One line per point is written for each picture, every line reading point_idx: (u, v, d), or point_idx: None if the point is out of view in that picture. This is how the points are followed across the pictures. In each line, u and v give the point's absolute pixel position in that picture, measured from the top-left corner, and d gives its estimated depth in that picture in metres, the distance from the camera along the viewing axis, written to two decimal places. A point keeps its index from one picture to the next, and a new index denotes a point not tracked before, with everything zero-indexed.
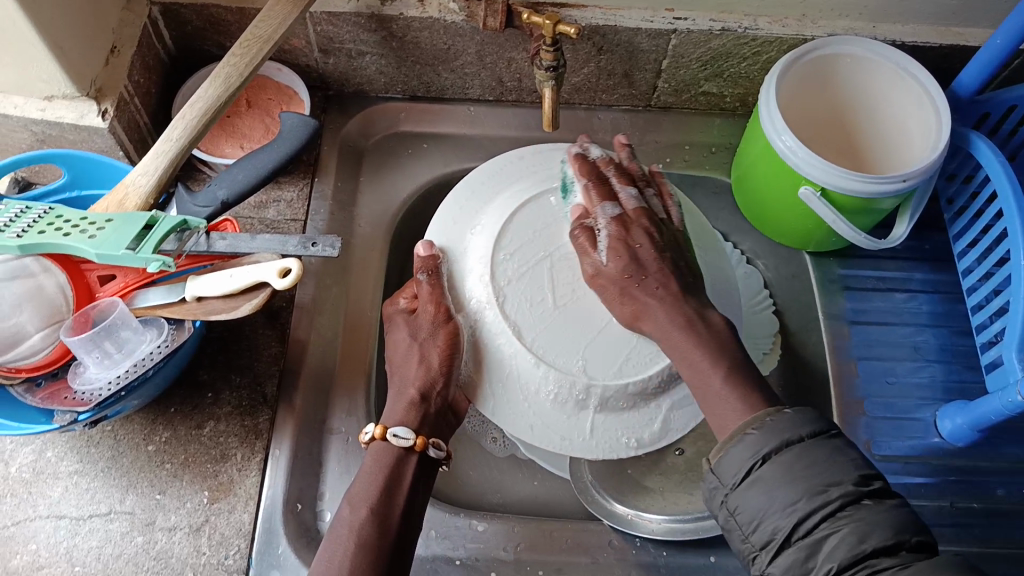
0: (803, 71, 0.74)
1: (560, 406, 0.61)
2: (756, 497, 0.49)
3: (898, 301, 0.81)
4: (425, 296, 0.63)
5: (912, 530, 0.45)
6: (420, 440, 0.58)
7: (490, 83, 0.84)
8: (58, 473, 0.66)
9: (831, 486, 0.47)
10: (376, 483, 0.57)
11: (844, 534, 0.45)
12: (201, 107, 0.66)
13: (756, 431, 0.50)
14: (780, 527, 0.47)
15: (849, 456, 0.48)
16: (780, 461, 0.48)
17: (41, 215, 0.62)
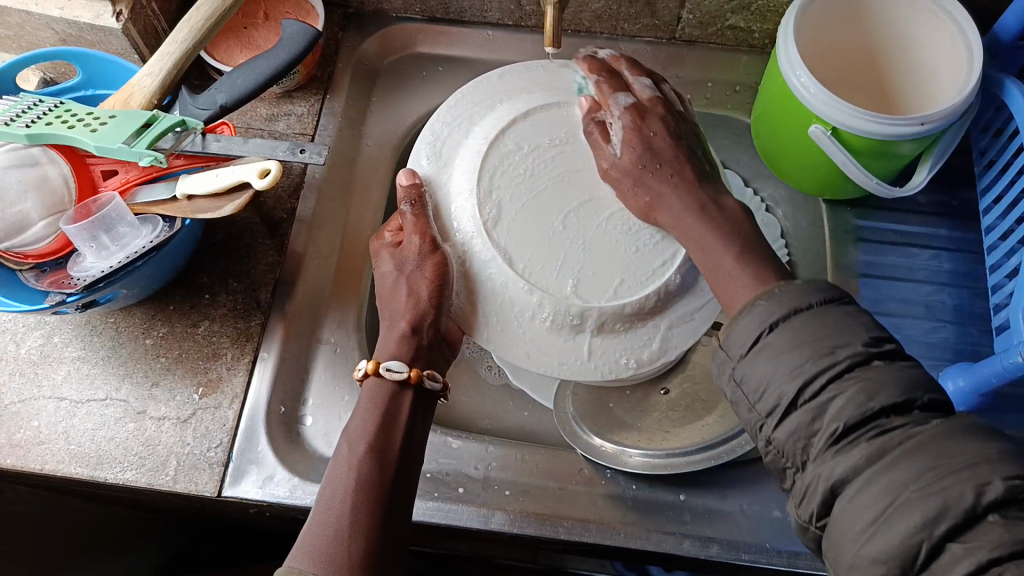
0: (830, 5, 0.70)
1: (556, 332, 0.61)
2: (750, 313, 0.50)
3: (915, 258, 0.77)
4: (410, 226, 0.62)
5: (924, 388, 0.45)
6: (414, 373, 0.58)
7: (509, 7, 0.82)
8: (62, 358, 0.69)
9: (839, 348, 0.46)
10: (373, 417, 0.57)
11: (840, 347, 0.47)
12: (208, 10, 0.67)
13: (767, 300, 0.50)
14: (784, 392, 0.47)
15: (862, 322, 0.48)
16: (789, 328, 0.48)
17: (51, 109, 0.64)
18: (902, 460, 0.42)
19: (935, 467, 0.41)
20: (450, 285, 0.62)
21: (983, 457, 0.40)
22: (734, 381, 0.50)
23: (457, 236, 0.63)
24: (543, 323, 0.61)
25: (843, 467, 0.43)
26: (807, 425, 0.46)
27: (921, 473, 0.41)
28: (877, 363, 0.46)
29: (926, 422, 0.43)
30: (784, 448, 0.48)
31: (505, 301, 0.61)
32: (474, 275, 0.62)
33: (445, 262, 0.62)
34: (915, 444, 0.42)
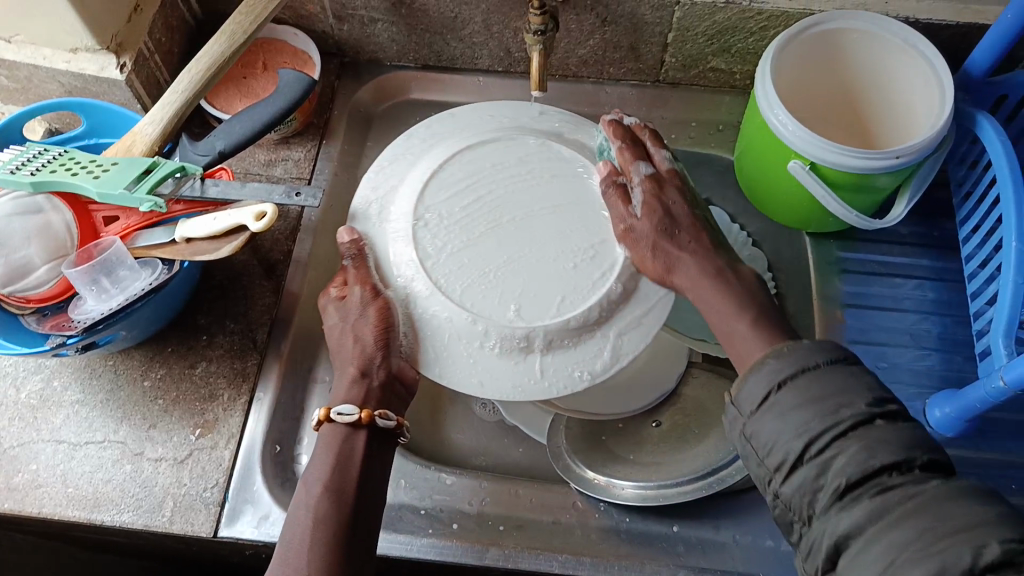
0: (805, 46, 0.73)
1: (503, 355, 0.63)
2: (758, 375, 0.50)
3: (899, 287, 0.78)
4: (353, 277, 0.65)
5: (924, 448, 0.44)
6: (365, 413, 0.60)
7: (499, 54, 0.85)
8: (62, 401, 0.70)
9: (842, 408, 0.46)
10: (329, 458, 0.59)
11: (842, 407, 0.46)
12: (206, 62, 0.69)
13: (777, 359, 0.50)
14: (791, 448, 0.46)
15: (865, 382, 0.47)
16: (797, 388, 0.48)
17: (54, 157, 0.67)
18: (907, 520, 0.41)
19: (927, 536, 0.40)
20: (396, 326, 0.64)
21: (979, 524, 0.40)
22: (744, 438, 0.50)
23: (396, 281, 0.65)
24: (489, 349, 0.63)
25: (847, 522, 0.43)
26: (812, 485, 0.45)
27: (927, 541, 0.40)
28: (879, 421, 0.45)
29: (930, 485, 0.42)
30: (791, 503, 0.47)
31: (448, 332, 0.63)
32: (418, 315, 0.64)
33: (390, 307, 0.64)
34: (914, 508, 0.41)
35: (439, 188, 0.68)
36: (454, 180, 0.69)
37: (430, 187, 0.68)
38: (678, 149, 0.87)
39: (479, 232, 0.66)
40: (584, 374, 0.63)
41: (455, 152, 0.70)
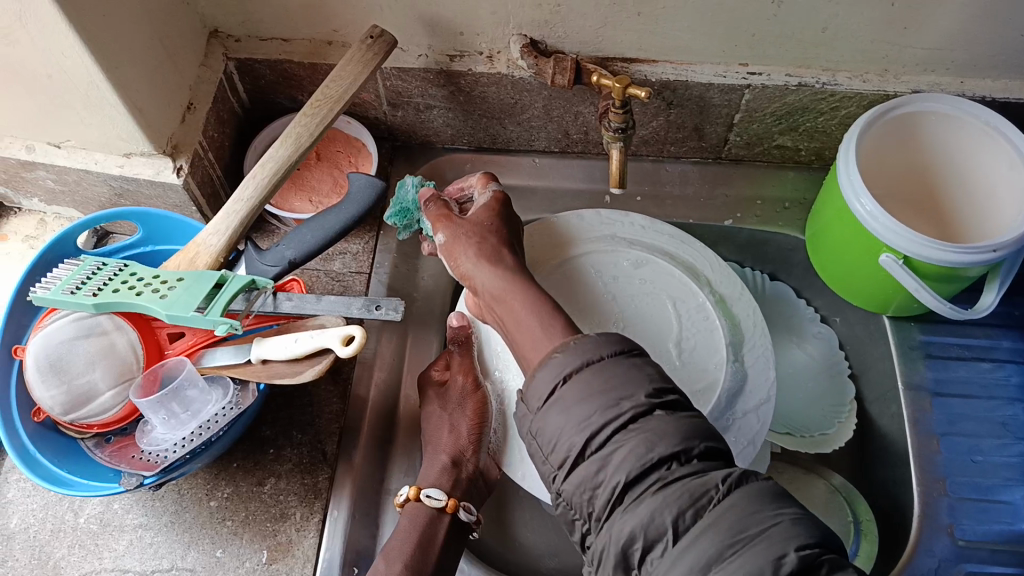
0: (885, 128, 0.72)
1: None
2: (545, 372, 0.50)
3: (983, 372, 0.77)
4: (456, 364, 0.70)
5: (702, 437, 0.48)
6: (451, 502, 0.64)
7: (556, 136, 0.83)
8: (124, 526, 0.67)
9: (624, 399, 0.48)
10: (411, 539, 0.63)
11: (625, 398, 0.48)
12: (272, 167, 0.66)
13: (563, 352, 0.50)
14: (573, 444, 0.48)
15: (645, 373, 0.49)
16: (580, 381, 0.49)
17: (116, 273, 0.63)
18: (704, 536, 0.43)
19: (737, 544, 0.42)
20: (488, 422, 0.69)
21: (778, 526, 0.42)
22: (532, 434, 0.51)
23: (496, 374, 0.70)
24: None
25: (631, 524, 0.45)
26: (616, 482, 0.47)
27: (724, 546, 0.42)
28: (659, 412, 0.48)
29: (708, 472, 0.46)
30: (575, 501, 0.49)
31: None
32: (508, 413, 0.69)
33: (487, 400, 0.70)
34: (709, 522, 0.43)
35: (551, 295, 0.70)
36: None
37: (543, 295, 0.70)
38: (747, 229, 0.85)
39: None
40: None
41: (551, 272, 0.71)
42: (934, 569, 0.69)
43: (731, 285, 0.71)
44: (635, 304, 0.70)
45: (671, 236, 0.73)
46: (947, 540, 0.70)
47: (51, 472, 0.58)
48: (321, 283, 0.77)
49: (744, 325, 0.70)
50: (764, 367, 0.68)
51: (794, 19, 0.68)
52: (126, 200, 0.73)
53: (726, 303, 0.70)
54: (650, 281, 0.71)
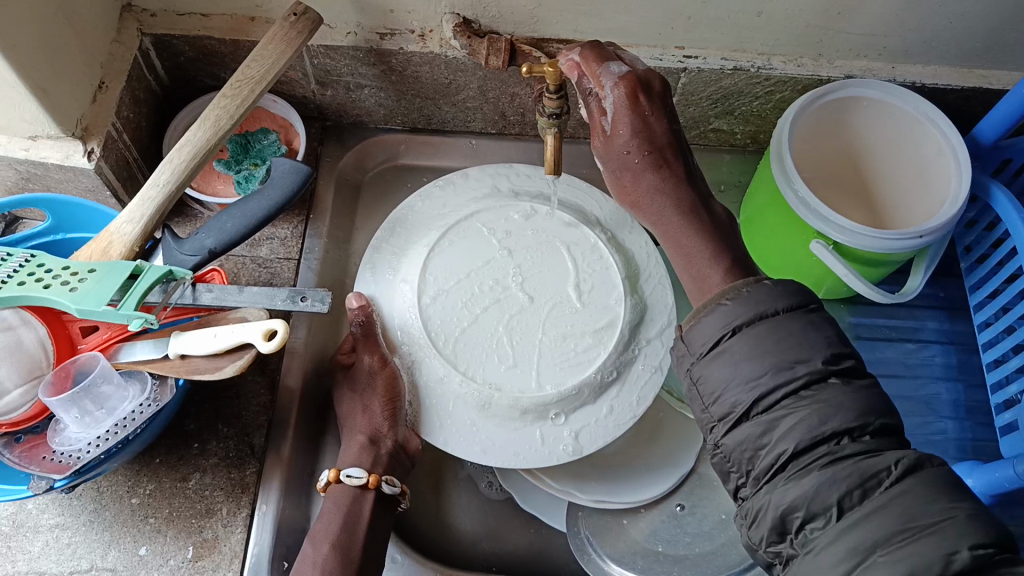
0: (817, 112, 0.73)
1: (506, 424, 0.65)
2: (707, 320, 0.48)
3: (909, 352, 0.79)
4: (362, 345, 0.69)
5: (875, 412, 0.44)
6: (372, 479, 0.64)
7: (492, 117, 0.81)
8: (39, 527, 0.64)
9: (798, 362, 0.45)
10: (337, 519, 0.62)
11: (798, 361, 0.45)
12: (190, 150, 0.62)
13: (732, 301, 0.48)
14: (740, 400, 0.46)
15: (823, 335, 0.46)
16: (752, 335, 0.46)
17: (22, 264, 0.59)
18: (868, 520, 0.41)
19: (907, 527, 0.40)
20: (401, 396, 0.68)
21: (950, 520, 0.39)
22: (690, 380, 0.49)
23: (403, 347, 0.69)
24: (491, 417, 0.65)
25: (794, 494, 0.43)
26: (769, 441, 0.45)
27: (892, 531, 0.40)
28: (834, 378, 0.45)
29: (880, 452, 0.43)
30: (731, 454, 0.47)
31: (453, 400, 0.66)
32: (421, 383, 0.68)
33: (397, 374, 0.68)
34: (880, 504, 0.41)
35: (444, 260, 0.70)
36: (447, 270, 0.69)
37: (435, 259, 0.70)
38: None
39: (477, 310, 0.68)
40: (568, 449, 0.65)
41: (442, 238, 0.70)
42: None
43: (621, 221, 0.74)
44: (528, 251, 0.71)
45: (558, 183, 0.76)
46: None
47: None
48: (247, 271, 0.74)
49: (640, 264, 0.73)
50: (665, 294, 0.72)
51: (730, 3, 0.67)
52: (34, 184, 0.68)
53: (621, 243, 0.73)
54: (541, 230, 0.72)
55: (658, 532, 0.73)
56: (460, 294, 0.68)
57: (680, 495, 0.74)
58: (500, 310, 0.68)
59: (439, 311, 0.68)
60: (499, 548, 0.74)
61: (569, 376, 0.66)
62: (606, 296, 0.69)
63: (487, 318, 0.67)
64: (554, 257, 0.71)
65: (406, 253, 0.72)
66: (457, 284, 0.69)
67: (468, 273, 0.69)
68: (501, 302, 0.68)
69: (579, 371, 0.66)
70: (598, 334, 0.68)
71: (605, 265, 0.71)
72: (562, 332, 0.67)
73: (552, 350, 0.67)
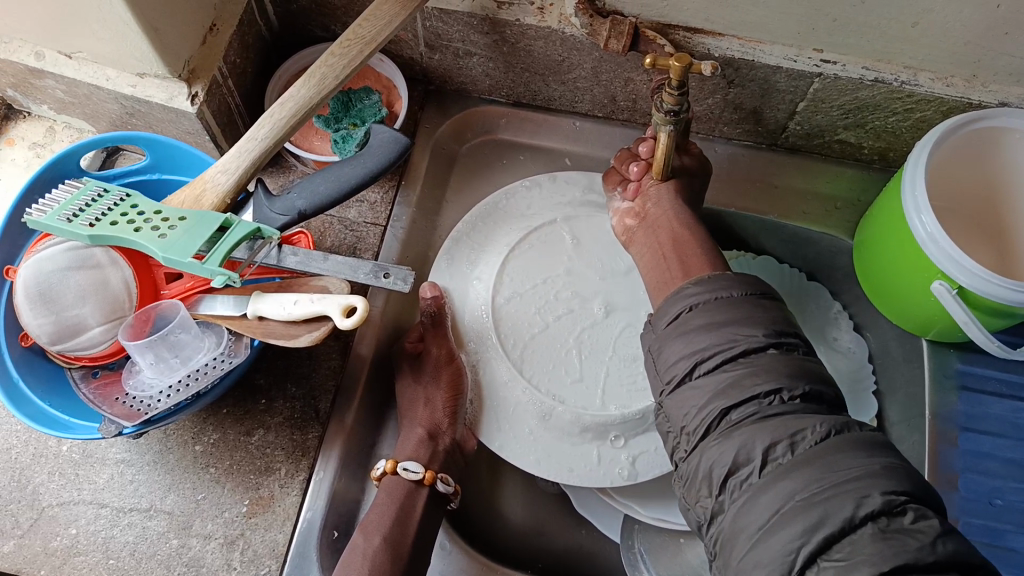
0: (961, 140, 0.66)
1: (563, 437, 0.64)
2: (678, 297, 0.54)
3: (1020, 412, 0.72)
4: (430, 338, 0.67)
5: (807, 379, 0.47)
6: (429, 475, 0.63)
7: (602, 100, 0.76)
8: (106, 459, 0.65)
9: (740, 337, 0.49)
10: (390, 513, 0.61)
11: (739, 341, 0.49)
12: (291, 108, 0.60)
13: (695, 287, 0.54)
14: (682, 366, 0.50)
15: (768, 315, 0.50)
16: (706, 312, 0.51)
17: (117, 203, 0.59)
18: (798, 471, 0.42)
19: (824, 481, 0.41)
20: (464, 393, 0.67)
21: (867, 469, 0.41)
22: (652, 355, 0.53)
23: (473, 344, 0.68)
24: (550, 430, 0.64)
25: (722, 448, 0.45)
26: (704, 399, 0.48)
27: (813, 487, 0.41)
28: (773, 351, 0.48)
29: (804, 413, 0.45)
30: (671, 415, 0.50)
31: (515, 405, 0.65)
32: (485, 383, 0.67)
33: (462, 371, 0.67)
34: (803, 459, 0.42)
35: (521, 262, 0.68)
36: (524, 274, 0.68)
37: (513, 260, 0.68)
38: (789, 224, 0.80)
39: (549, 319, 0.66)
40: (623, 473, 0.64)
41: (522, 239, 0.69)
42: None
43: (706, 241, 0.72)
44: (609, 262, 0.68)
45: None
46: None
47: (44, 411, 0.56)
48: (333, 231, 0.72)
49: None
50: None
51: (884, 9, 0.60)
52: (138, 120, 0.68)
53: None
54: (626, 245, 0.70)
55: None
56: (534, 299, 0.67)
57: None
58: (573, 321, 0.65)
59: (510, 313, 0.66)
60: (548, 548, 0.72)
61: (635, 401, 0.63)
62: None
63: (557, 327, 0.65)
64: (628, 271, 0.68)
65: (484, 251, 0.71)
66: (532, 288, 0.67)
67: (544, 278, 0.67)
68: (575, 313, 0.66)
69: (644, 398, 0.63)
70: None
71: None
72: (630, 353, 0.65)
73: (619, 371, 0.64)
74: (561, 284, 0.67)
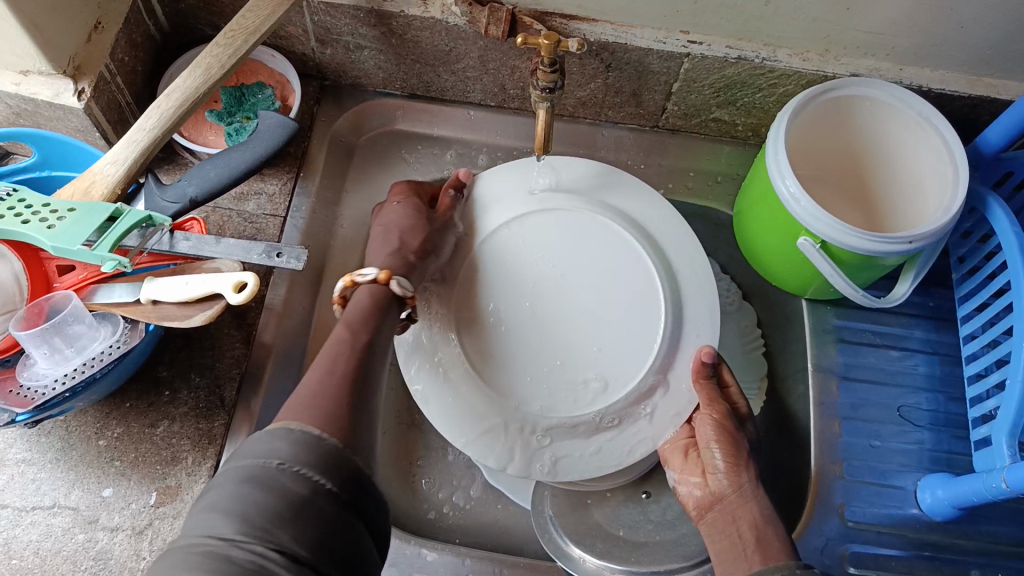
0: (820, 109, 0.72)
1: (490, 427, 0.63)
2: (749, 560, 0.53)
3: (892, 359, 0.78)
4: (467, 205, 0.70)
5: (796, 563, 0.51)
6: (383, 275, 0.57)
7: (492, 89, 0.80)
8: (5, 460, 0.65)
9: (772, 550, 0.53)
10: (364, 310, 0.55)
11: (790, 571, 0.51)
12: (178, 98, 0.62)
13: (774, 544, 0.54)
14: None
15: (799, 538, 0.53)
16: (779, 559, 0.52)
17: (3, 197, 0.59)
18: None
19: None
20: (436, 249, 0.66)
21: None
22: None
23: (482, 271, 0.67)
24: (477, 413, 0.63)
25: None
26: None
27: None
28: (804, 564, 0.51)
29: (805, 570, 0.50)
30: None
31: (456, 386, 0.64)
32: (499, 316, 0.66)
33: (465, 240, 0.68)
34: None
35: (536, 223, 0.68)
36: (498, 251, 0.67)
37: (528, 220, 0.68)
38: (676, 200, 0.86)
39: (516, 310, 0.66)
40: (543, 470, 0.63)
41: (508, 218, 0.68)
42: (819, 547, 0.71)
43: (692, 270, 0.67)
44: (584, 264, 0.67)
45: (650, 201, 0.70)
46: (836, 520, 0.72)
47: None
48: (232, 225, 0.73)
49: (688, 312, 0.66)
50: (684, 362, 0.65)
51: None
52: (25, 120, 0.68)
53: (681, 298, 0.66)
54: (598, 252, 0.68)
55: (621, 516, 0.72)
56: (513, 278, 0.67)
57: (648, 483, 0.74)
58: (532, 320, 0.66)
59: (496, 274, 0.67)
60: (463, 523, 0.74)
61: (572, 407, 0.63)
62: (634, 344, 0.65)
63: (535, 314, 0.66)
64: (604, 270, 0.67)
65: (484, 210, 0.69)
66: (524, 258, 0.67)
67: (515, 267, 0.67)
68: (536, 308, 0.66)
69: (583, 407, 0.63)
70: (602, 387, 0.63)
71: (652, 315, 0.65)
72: (585, 358, 0.65)
73: (569, 374, 0.64)
74: (532, 279, 0.67)
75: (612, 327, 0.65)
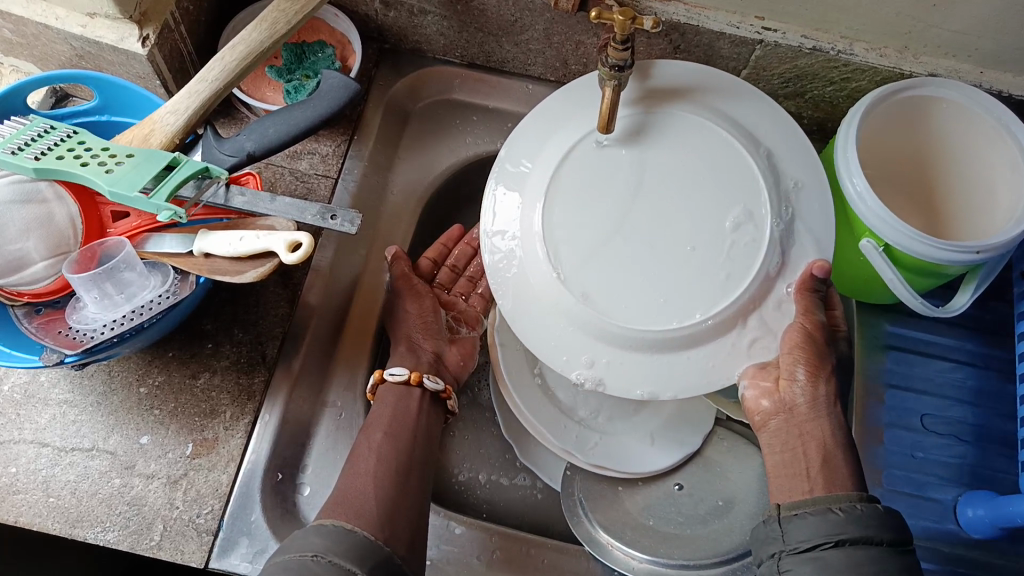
0: (894, 107, 0.69)
1: (666, 354, 0.60)
2: (808, 519, 0.54)
3: (941, 370, 0.76)
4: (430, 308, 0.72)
5: (856, 529, 0.52)
6: (413, 375, 0.65)
7: (554, 64, 0.78)
8: (47, 400, 0.65)
9: (834, 509, 0.53)
10: (387, 411, 0.64)
11: (843, 534, 0.52)
12: (242, 50, 0.61)
13: (843, 512, 0.53)
14: (801, 539, 0.53)
15: (870, 510, 0.53)
16: (839, 520, 0.53)
17: (64, 139, 0.59)
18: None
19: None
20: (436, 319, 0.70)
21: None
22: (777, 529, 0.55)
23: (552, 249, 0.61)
24: (653, 354, 0.60)
25: (810, 553, 0.52)
26: (807, 536, 0.53)
27: None
28: (868, 533, 0.51)
29: (862, 539, 0.51)
30: (785, 533, 0.54)
31: (617, 338, 0.60)
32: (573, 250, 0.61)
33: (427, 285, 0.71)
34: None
35: (563, 204, 0.62)
36: (564, 222, 0.61)
37: (551, 213, 0.61)
38: None
39: (615, 242, 0.61)
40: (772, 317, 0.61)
41: (545, 198, 0.62)
42: None
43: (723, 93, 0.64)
44: (665, 165, 0.62)
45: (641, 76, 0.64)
46: None
47: None
48: (283, 182, 0.73)
49: (751, 126, 0.63)
50: (797, 148, 0.63)
51: None
52: (88, 63, 0.68)
53: (740, 122, 0.63)
54: (669, 145, 0.62)
55: (652, 506, 0.71)
56: (595, 224, 0.61)
57: (680, 475, 0.73)
58: (626, 248, 0.60)
59: (578, 258, 0.60)
60: (492, 500, 0.75)
61: (741, 274, 0.59)
62: (737, 182, 0.61)
63: (643, 256, 0.60)
64: (681, 165, 0.62)
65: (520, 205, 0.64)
66: (587, 218, 0.61)
67: (588, 209, 0.61)
68: (639, 229, 0.61)
69: (750, 261, 0.59)
70: (745, 214, 0.60)
71: (726, 146, 0.62)
72: (715, 233, 0.60)
73: (708, 264, 0.60)
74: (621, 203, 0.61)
75: (718, 195, 0.61)
